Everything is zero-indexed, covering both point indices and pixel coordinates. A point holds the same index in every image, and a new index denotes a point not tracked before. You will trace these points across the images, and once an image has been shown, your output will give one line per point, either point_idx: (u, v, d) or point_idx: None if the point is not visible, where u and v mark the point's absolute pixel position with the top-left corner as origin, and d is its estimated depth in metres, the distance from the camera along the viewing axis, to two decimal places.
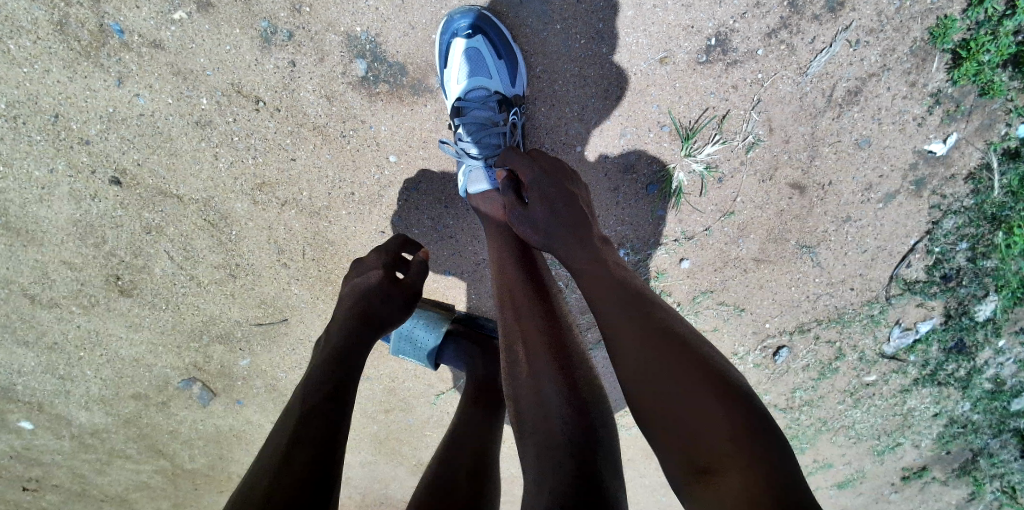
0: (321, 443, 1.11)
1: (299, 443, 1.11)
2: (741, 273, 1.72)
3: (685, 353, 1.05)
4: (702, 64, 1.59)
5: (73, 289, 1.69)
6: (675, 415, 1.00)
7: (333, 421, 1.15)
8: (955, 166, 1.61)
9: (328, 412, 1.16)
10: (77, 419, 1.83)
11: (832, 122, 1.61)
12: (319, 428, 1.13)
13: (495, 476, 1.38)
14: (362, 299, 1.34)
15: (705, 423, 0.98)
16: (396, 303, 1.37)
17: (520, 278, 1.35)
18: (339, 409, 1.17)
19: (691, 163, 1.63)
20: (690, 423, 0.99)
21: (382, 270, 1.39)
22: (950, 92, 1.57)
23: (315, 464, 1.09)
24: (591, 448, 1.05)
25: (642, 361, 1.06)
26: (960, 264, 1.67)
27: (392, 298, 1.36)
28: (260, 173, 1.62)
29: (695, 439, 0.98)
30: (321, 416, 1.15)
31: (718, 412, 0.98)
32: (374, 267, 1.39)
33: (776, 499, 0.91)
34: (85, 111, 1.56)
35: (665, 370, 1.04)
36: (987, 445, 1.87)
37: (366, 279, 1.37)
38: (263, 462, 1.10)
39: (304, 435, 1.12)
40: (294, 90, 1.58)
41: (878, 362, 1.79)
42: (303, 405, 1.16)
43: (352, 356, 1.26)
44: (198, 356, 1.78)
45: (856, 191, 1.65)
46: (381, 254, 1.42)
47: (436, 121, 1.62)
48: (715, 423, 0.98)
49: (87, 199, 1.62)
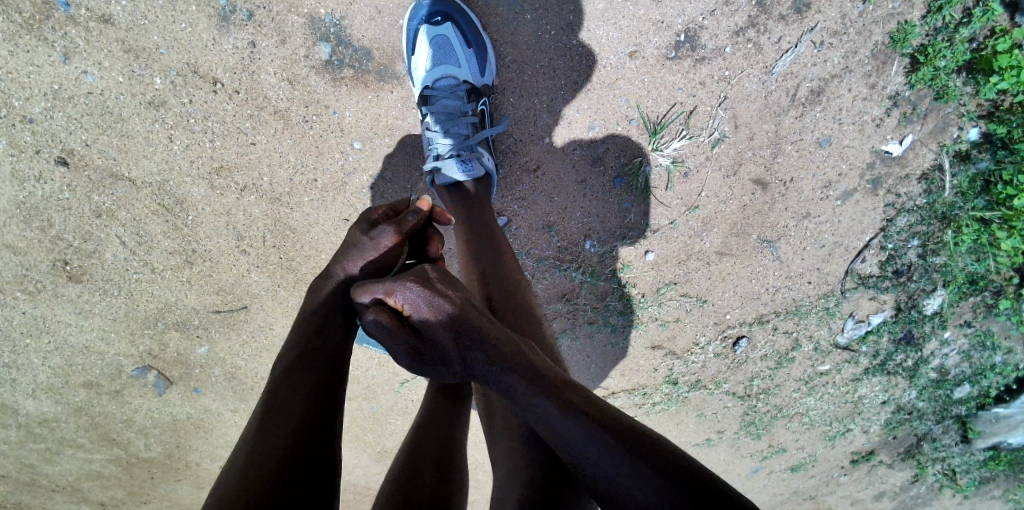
0: (304, 415, 1.04)
1: (284, 433, 1.02)
2: (704, 265, 1.75)
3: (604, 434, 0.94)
4: (671, 60, 1.59)
5: (17, 274, 1.61)
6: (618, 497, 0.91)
7: (324, 406, 1.07)
8: (909, 166, 1.66)
9: (317, 398, 1.07)
10: (24, 407, 1.76)
11: (796, 120, 1.63)
12: (312, 415, 1.05)
13: (463, 467, 1.38)
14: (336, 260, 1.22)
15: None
16: (366, 258, 1.17)
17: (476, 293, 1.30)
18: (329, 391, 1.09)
19: (658, 157, 1.64)
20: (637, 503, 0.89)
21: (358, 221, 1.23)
22: (907, 95, 1.61)
23: (308, 453, 1.01)
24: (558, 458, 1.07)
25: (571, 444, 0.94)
26: (912, 260, 1.73)
27: (361, 251, 1.17)
28: (217, 156, 1.57)
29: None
30: (299, 400, 1.06)
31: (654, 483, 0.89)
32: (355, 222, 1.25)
33: None
34: (27, 87, 1.48)
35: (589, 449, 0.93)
36: (930, 431, 1.95)
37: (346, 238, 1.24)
38: (247, 455, 1.01)
39: (290, 424, 1.03)
40: (254, 72, 1.53)
41: (832, 352, 1.85)
42: (288, 387, 1.07)
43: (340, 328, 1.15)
44: (153, 344, 1.72)
45: (816, 188, 1.68)
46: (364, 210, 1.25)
47: (402, 108, 1.58)
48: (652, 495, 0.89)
49: (31, 180, 1.54)
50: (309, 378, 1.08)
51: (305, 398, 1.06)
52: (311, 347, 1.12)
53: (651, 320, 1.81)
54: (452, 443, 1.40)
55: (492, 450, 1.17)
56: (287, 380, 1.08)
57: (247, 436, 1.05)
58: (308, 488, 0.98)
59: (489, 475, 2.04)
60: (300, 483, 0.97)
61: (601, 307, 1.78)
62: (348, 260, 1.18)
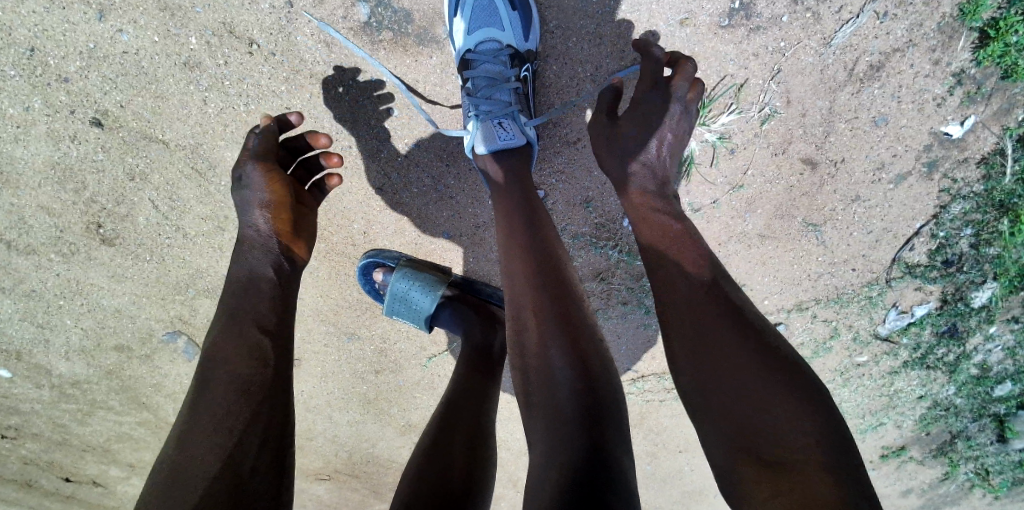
0: (270, 389, 1.10)
1: (249, 410, 1.07)
2: (745, 248, 1.68)
3: (719, 302, 1.06)
4: (724, 29, 1.52)
5: (51, 236, 1.61)
6: (713, 358, 1.01)
7: (279, 373, 1.13)
8: (969, 150, 1.57)
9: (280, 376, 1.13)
10: (57, 369, 1.78)
11: (852, 97, 1.55)
12: (265, 383, 1.10)
13: (492, 458, 1.33)
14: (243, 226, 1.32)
15: (759, 417, 0.96)
16: (259, 206, 1.27)
17: (524, 226, 1.29)
18: (284, 372, 1.14)
19: (705, 132, 1.58)
20: (728, 364, 1.00)
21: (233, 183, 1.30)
22: (972, 73, 1.51)
23: (261, 423, 1.07)
24: (602, 441, 1.00)
25: (689, 309, 1.06)
26: (962, 250, 1.64)
27: (254, 205, 1.27)
28: (252, 121, 1.54)
29: (731, 382, 0.99)
30: (267, 376, 1.11)
31: (750, 350, 1.00)
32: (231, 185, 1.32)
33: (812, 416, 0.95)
34: (63, 45, 1.46)
35: (702, 313, 1.05)
36: (966, 428, 1.87)
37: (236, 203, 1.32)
38: (193, 427, 1.05)
39: (257, 400, 1.09)
40: (290, 33, 1.49)
41: (872, 342, 1.78)
42: (240, 374, 1.09)
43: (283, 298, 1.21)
44: (183, 309, 1.72)
45: (868, 170, 1.60)
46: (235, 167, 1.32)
47: (441, 74, 1.54)
48: (742, 366, 0.99)
49: (66, 141, 1.53)
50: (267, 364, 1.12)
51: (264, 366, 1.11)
52: (266, 313, 1.18)
53: None
54: (482, 433, 1.35)
55: (528, 424, 1.10)
56: (233, 350, 1.12)
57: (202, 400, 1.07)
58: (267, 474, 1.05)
59: (512, 454, 2.02)
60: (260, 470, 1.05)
61: (636, 287, 1.74)
62: (250, 217, 1.27)
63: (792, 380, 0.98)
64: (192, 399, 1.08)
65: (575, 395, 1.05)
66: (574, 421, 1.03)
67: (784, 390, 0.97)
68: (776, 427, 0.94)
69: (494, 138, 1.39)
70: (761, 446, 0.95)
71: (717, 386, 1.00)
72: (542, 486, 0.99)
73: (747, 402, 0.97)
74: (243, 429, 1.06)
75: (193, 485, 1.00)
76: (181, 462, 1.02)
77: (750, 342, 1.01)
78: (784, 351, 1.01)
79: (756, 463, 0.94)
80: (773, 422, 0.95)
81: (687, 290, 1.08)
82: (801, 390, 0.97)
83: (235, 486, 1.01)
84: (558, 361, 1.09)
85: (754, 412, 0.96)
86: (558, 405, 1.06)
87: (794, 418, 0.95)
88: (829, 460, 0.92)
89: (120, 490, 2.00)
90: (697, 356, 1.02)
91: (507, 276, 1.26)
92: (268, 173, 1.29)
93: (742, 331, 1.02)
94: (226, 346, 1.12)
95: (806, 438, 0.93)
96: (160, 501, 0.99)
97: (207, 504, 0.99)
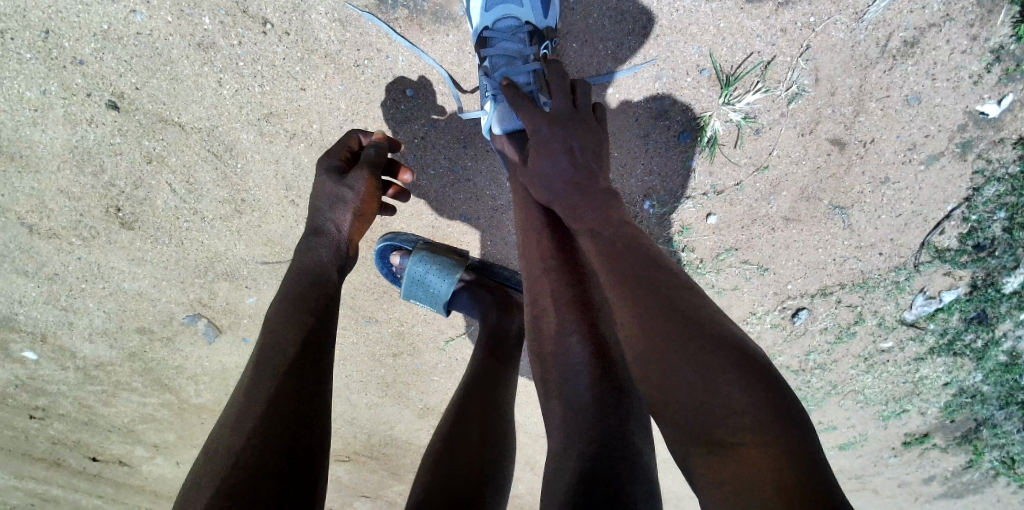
0: (307, 376, 1.11)
1: (286, 395, 1.07)
2: (768, 231, 1.64)
3: (662, 292, 1.00)
4: (751, 3, 1.46)
5: (72, 219, 1.62)
6: (656, 350, 0.95)
7: (316, 362, 1.13)
8: (1006, 129, 1.50)
9: (316, 366, 1.13)
10: (80, 351, 1.80)
11: (883, 74, 1.49)
12: (303, 369, 1.11)
13: (509, 447, 1.31)
14: (313, 214, 1.31)
15: (704, 408, 0.89)
16: (347, 207, 1.30)
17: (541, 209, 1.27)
18: (318, 369, 1.13)
19: (728, 112, 1.53)
20: (670, 356, 0.93)
21: (325, 172, 1.32)
22: (1012, 48, 1.45)
23: (295, 408, 1.07)
24: (620, 426, 0.99)
25: (630, 299, 1.01)
26: (995, 234, 1.58)
27: (342, 201, 1.29)
28: (268, 103, 1.53)
29: (673, 374, 0.92)
30: (306, 364, 1.12)
31: (692, 340, 0.93)
32: (319, 173, 1.33)
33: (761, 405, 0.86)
34: (78, 27, 1.46)
35: (644, 303, 0.99)
36: (993, 416, 1.82)
37: (316, 191, 1.32)
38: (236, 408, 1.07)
39: (294, 387, 1.09)
40: (305, 12, 1.46)
41: (897, 328, 1.73)
42: (270, 371, 1.09)
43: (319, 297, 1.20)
44: (202, 292, 1.73)
45: (899, 150, 1.55)
46: (332, 156, 1.34)
47: (458, 52, 1.51)
48: (685, 356, 0.92)
49: (84, 124, 1.53)
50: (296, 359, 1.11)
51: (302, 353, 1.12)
52: (306, 303, 1.18)
53: (706, 286, 1.73)
54: (497, 422, 1.33)
55: (545, 408, 1.09)
56: (278, 336, 1.13)
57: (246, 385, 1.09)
58: (295, 470, 1.00)
59: (528, 438, 2.01)
60: (289, 465, 1.00)
61: None
62: (336, 212, 1.29)
63: (739, 366, 0.89)
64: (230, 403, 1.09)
65: (591, 381, 1.04)
66: (590, 406, 1.02)
67: (734, 377, 0.88)
68: (722, 419, 0.87)
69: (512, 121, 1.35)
70: (710, 440, 0.87)
71: (665, 380, 0.93)
72: (559, 473, 0.98)
73: (692, 394, 0.90)
74: (273, 413, 1.05)
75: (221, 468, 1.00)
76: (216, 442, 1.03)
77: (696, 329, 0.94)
78: (732, 337, 0.93)
79: (711, 460, 0.86)
80: (724, 413, 0.87)
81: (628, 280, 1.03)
82: (754, 374, 0.88)
83: (256, 469, 0.99)
84: (573, 344, 1.08)
85: (705, 404, 0.89)
86: (573, 389, 1.05)
87: (746, 407, 0.86)
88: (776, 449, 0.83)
89: (145, 469, 2.04)
90: (641, 350, 0.97)
91: (524, 259, 1.25)
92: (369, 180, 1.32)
93: (683, 319, 0.95)
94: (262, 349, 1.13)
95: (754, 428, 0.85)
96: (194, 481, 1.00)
97: (229, 486, 0.97)
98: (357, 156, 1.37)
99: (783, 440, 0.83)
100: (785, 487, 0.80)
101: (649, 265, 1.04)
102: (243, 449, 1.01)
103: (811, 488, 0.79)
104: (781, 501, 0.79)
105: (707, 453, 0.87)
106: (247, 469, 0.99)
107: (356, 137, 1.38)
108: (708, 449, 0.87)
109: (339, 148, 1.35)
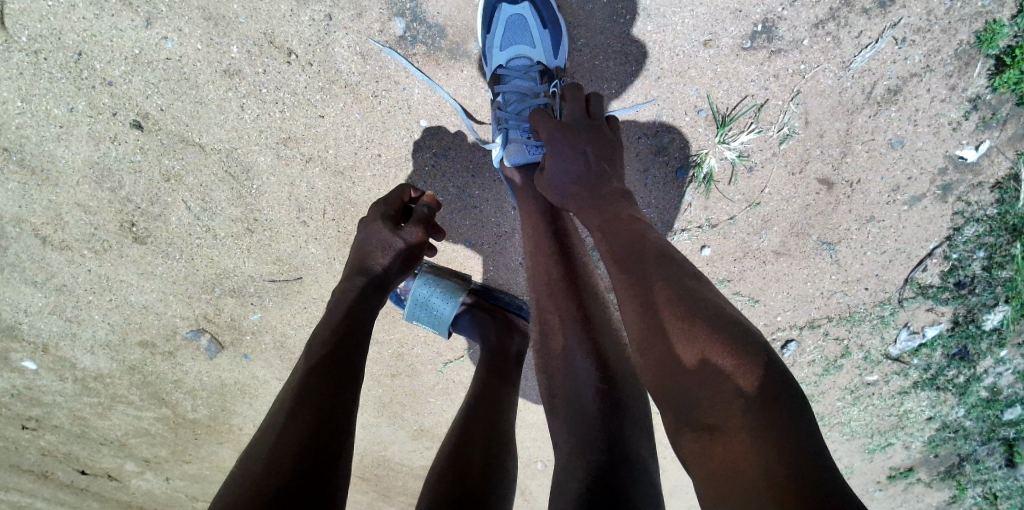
0: (325, 379, 1.16)
1: (304, 400, 1.12)
2: (760, 264, 1.71)
3: (671, 296, 1.06)
4: (746, 50, 1.56)
5: (86, 233, 1.66)
6: (665, 352, 1.02)
7: (335, 368, 1.18)
8: (983, 174, 1.59)
9: (334, 371, 1.17)
10: (83, 362, 1.82)
11: (869, 119, 1.58)
12: (322, 374, 1.16)
13: (511, 462, 1.36)
14: (362, 255, 1.37)
15: (710, 407, 0.95)
16: (396, 253, 1.38)
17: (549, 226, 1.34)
18: (336, 385, 1.16)
19: (723, 150, 1.61)
20: (679, 358, 1.00)
21: (381, 219, 1.40)
22: (988, 99, 1.54)
23: (313, 410, 1.11)
24: (624, 434, 1.04)
25: (642, 304, 1.08)
26: (975, 272, 1.66)
27: (392, 247, 1.37)
28: (286, 127, 1.59)
29: (680, 375, 0.99)
30: (325, 370, 1.17)
31: (700, 341, 0.99)
32: (374, 219, 1.41)
33: (763, 407, 0.92)
34: (109, 50, 1.52)
35: (654, 307, 1.06)
36: (975, 451, 1.88)
37: (368, 234, 1.39)
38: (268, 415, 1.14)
39: (311, 391, 1.14)
40: (328, 44, 1.54)
41: (882, 362, 1.80)
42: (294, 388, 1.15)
43: (343, 323, 1.26)
44: (208, 308, 1.76)
45: (884, 192, 1.63)
46: (385, 205, 1.43)
47: (471, 87, 1.59)
48: (694, 357, 0.99)
49: (106, 142, 1.58)
50: (318, 377, 1.16)
51: (320, 360, 1.19)
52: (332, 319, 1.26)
53: None
54: (499, 438, 1.38)
55: (553, 425, 1.14)
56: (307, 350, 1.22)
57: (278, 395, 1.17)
58: (306, 485, 1.03)
59: (522, 462, 2.05)
60: (300, 478, 1.03)
61: None
62: (385, 256, 1.37)
63: (743, 368, 0.95)
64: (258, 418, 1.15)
65: (595, 393, 1.09)
66: (593, 410, 1.08)
67: (738, 379, 0.95)
68: (725, 418, 0.94)
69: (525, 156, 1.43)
70: (712, 438, 0.94)
71: (672, 382, 1.00)
72: (565, 485, 1.02)
73: (699, 394, 0.97)
74: (293, 417, 1.10)
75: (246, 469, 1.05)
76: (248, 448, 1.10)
77: (701, 331, 1.00)
78: (737, 338, 0.98)
79: (712, 460, 0.93)
80: (728, 415, 0.93)
81: (638, 286, 1.09)
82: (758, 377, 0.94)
83: (275, 468, 1.04)
84: (576, 356, 1.14)
85: (710, 405, 0.96)
86: (579, 399, 1.10)
87: (749, 410, 0.92)
88: (776, 451, 0.89)
89: (135, 484, 2.05)
90: (651, 351, 1.04)
91: (530, 273, 1.31)
92: (419, 233, 1.41)
93: (690, 322, 1.01)
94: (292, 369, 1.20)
95: (755, 430, 0.91)
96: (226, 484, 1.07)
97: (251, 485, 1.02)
98: (407, 211, 1.47)
99: (784, 441, 0.90)
100: (783, 489, 0.86)
101: (660, 270, 1.09)
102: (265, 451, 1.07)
103: (806, 487, 0.86)
104: (777, 498, 0.86)
105: (706, 451, 0.93)
106: (266, 467, 1.04)
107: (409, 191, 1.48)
108: (710, 449, 0.93)
109: (394, 198, 1.45)
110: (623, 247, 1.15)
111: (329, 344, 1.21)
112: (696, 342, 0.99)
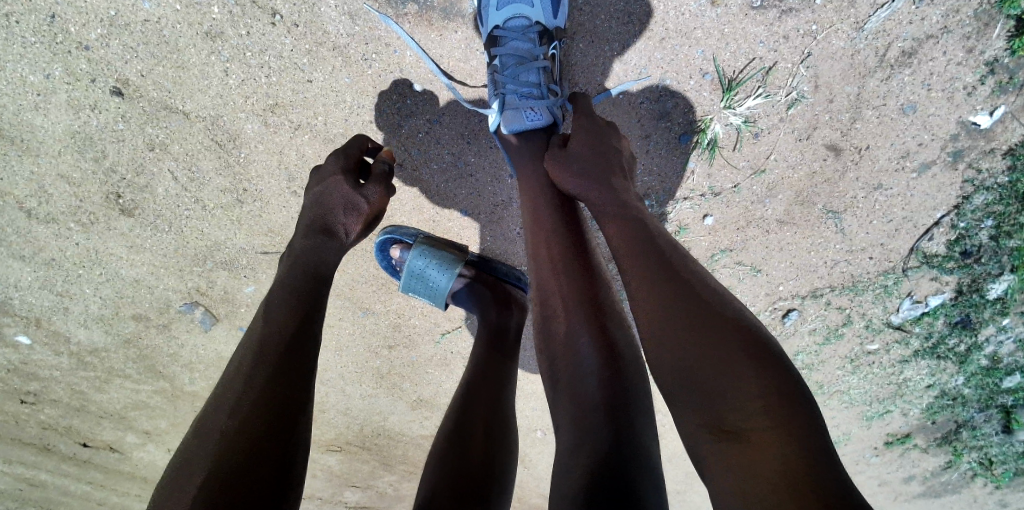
0: (291, 357, 1.12)
1: (267, 376, 1.08)
2: (763, 233, 1.67)
3: (693, 288, 1.07)
4: (756, 9, 1.49)
5: (71, 205, 1.61)
6: (686, 347, 1.03)
7: (300, 340, 1.14)
8: (996, 140, 1.54)
9: (298, 346, 1.13)
10: (75, 336, 1.79)
11: (881, 83, 1.52)
12: (285, 351, 1.12)
13: (511, 447, 1.32)
14: (322, 213, 1.33)
15: (726, 399, 0.98)
16: (359, 215, 1.36)
17: (557, 213, 1.30)
18: (299, 363, 1.12)
19: (728, 115, 1.56)
20: (701, 351, 1.02)
21: (342, 175, 1.36)
22: (1006, 62, 1.48)
23: (276, 390, 1.07)
24: (626, 432, 1.01)
25: (665, 297, 1.08)
26: (982, 241, 1.62)
27: (356, 208, 1.35)
28: (273, 93, 1.53)
29: (701, 368, 1.01)
30: (292, 346, 1.13)
31: (721, 335, 1.02)
32: (332, 173, 1.36)
33: (778, 400, 0.95)
34: (84, 13, 1.45)
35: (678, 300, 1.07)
36: (972, 418, 1.87)
37: (327, 190, 1.35)
38: (226, 382, 1.09)
39: (273, 368, 1.10)
40: (314, 4, 1.47)
41: (884, 330, 1.77)
42: (255, 353, 1.11)
43: (312, 290, 1.22)
44: (201, 281, 1.73)
45: (892, 158, 1.58)
46: (342, 159, 1.38)
47: (466, 49, 1.52)
48: (715, 350, 1.01)
49: (87, 109, 1.52)
50: (282, 344, 1.12)
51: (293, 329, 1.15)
52: (292, 291, 1.20)
53: None
54: (500, 420, 1.34)
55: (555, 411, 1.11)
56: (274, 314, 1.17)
57: (242, 356, 1.12)
58: (271, 463, 1.01)
59: (521, 431, 2.04)
60: (262, 459, 1.01)
61: None
62: (347, 217, 1.34)
63: (762, 364, 0.98)
64: (217, 383, 1.10)
65: (598, 380, 1.06)
66: (598, 407, 1.04)
67: (753, 371, 0.98)
68: (741, 410, 0.97)
69: (529, 124, 1.42)
70: (728, 428, 0.97)
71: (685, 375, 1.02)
72: (561, 483, 1.00)
73: (721, 385, 0.99)
74: (253, 392, 1.06)
75: (205, 448, 1.01)
76: (205, 419, 1.06)
77: (720, 327, 1.02)
78: (753, 335, 1.01)
79: (726, 451, 0.96)
80: (733, 403, 0.97)
81: (661, 281, 1.09)
82: (763, 362, 0.98)
83: (236, 448, 1.00)
84: (580, 341, 1.11)
85: (731, 397, 0.98)
86: (583, 389, 1.07)
87: (758, 397, 0.96)
88: (788, 442, 0.93)
89: (136, 456, 2.04)
90: (672, 343, 1.04)
91: (533, 257, 1.27)
92: (378, 194, 1.38)
93: (715, 317, 1.04)
94: (251, 334, 1.15)
95: (769, 420, 0.95)
96: (184, 451, 1.03)
97: (208, 465, 0.99)
98: (365, 167, 1.42)
99: (794, 431, 0.94)
100: (790, 479, 0.90)
101: (668, 261, 1.12)
102: (225, 424, 1.03)
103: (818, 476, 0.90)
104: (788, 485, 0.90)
105: (723, 443, 0.97)
106: (227, 447, 1.01)
107: (368, 143, 1.43)
108: (727, 441, 0.96)
109: (354, 151, 1.39)
110: (645, 244, 1.15)
111: (297, 311, 1.18)
112: (706, 332, 1.02)
